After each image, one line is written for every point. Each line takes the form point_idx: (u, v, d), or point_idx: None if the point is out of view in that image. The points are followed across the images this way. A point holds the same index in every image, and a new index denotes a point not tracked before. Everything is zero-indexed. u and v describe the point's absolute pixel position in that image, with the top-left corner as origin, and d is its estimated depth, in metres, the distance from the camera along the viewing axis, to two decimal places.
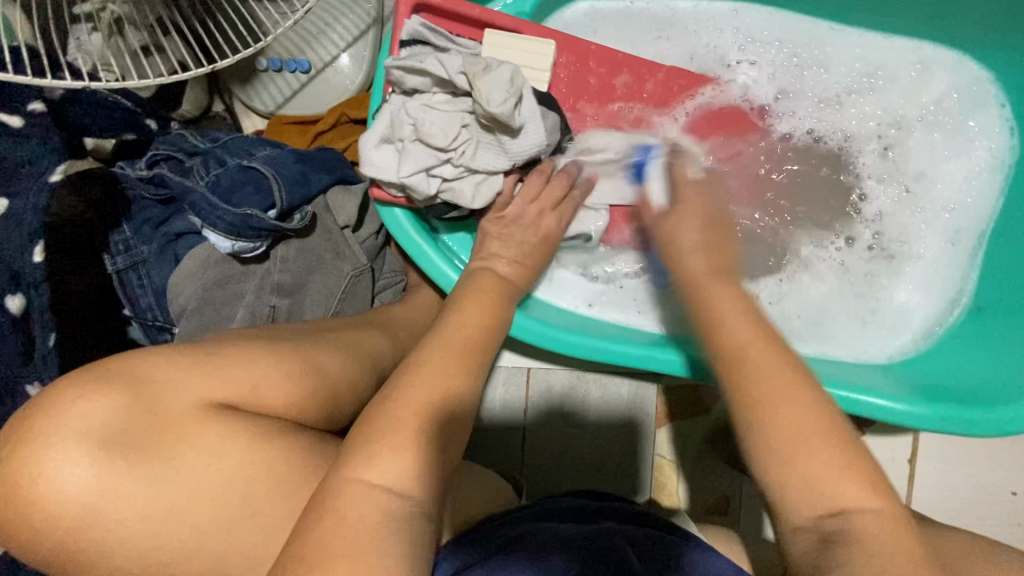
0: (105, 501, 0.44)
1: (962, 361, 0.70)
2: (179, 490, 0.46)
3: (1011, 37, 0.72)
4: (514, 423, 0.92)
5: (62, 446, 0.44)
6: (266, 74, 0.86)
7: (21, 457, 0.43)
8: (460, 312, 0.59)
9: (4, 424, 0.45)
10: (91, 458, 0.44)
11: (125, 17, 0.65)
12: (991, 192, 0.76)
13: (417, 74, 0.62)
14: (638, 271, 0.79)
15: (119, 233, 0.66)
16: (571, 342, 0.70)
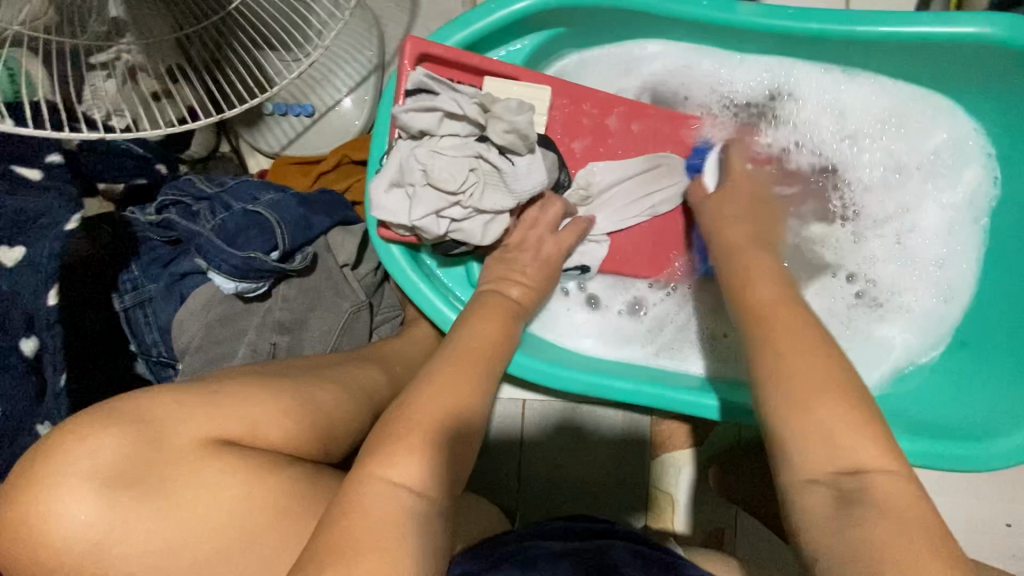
0: (110, 535, 0.46)
1: (953, 398, 0.73)
2: (182, 522, 0.48)
3: (998, 88, 0.72)
4: (510, 450, 0.93)
5: (69, 484, 0.45)
6: (272, 117, 0.90)
7: (33, 493, 0.45)
8: (460, 341, 0.60)
9: (18, 460, 0.47)
10: (96, 496, 0.46)
11: (139, 66, 0.69)
12: (977, 241, 0.78)
13: (426, 112, 0.64)
14: (637, 300, 0.83)
15: (128, 272, 0.70)
16: (564, 377, 0.72)
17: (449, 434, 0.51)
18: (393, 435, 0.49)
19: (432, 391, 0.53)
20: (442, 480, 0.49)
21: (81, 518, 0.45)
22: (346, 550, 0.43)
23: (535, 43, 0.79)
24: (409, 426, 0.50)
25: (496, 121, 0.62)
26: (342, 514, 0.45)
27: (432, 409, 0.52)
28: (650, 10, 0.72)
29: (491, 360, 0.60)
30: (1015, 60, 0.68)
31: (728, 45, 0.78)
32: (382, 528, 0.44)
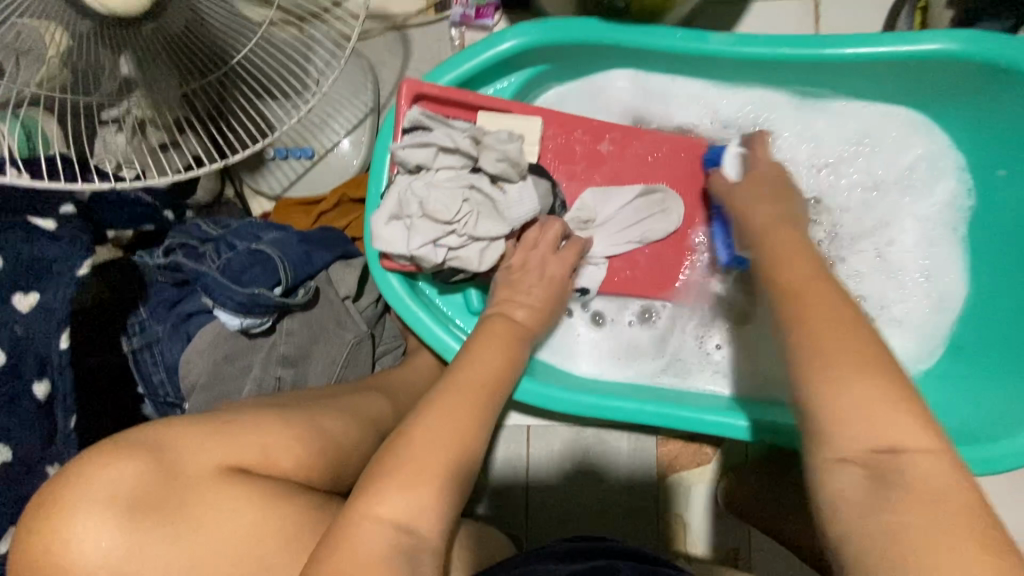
0: (128, 563, 0.47)
1: (956, 401, 0.75)
2: (196, 549, 0.48)
3: (972, 102, 0.75)
4: (520, 474, 0.93)
5: (88, 513, 0.46)
6: (274, 161, 0.94)
7: (51, 524, 0.46)
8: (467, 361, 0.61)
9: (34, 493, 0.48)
10: (114, 526, 0.46)
11: (147, 120, 0.73)
12: (961, 250, 0.81)
13: (421, 148, 0.67)
14: (638, 319, 0.84)
15: (135, 314, 0.72)
16: (577, 403, 0.72)
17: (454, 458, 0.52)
18: (395, 463, 0.50)
19: (435, 413, 0.54)
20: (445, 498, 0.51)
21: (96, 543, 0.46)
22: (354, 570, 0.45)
23: (522, 79, 0.82)
24: (412, 448, 0.51)
25: (488, 150, 0.67)
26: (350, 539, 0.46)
27: (435, 432, 0.53)
28: (628, 44, 0.76)
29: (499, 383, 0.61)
30: (980, 72, 0.71)
31: (706, 74, 0.82)
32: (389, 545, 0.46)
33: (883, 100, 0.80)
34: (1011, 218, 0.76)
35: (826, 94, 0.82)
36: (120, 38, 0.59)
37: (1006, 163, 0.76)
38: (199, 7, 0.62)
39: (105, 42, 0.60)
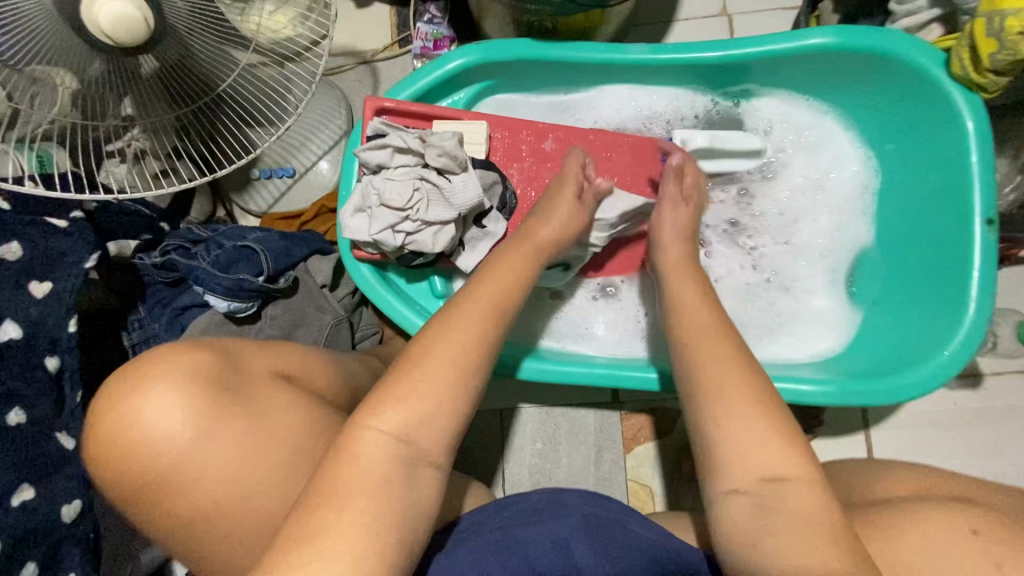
0: (205, 431, 0.54)
1: (874, 344, 0.85)
2: (258, 427, 0.57)
3: (856, 87, 0.87)
4: (491, 431, 1.04)
5: (171, 385, 0.54)
6: (259, 180, 1.05)
7: (138, 396, 0.54)
8: (446, 329, 0.57)
9: (108, 381, 0.56)
10: (192, 396, 0.55)
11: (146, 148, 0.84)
12: (866, 215, 0.92)
13: (380, 149, 0.77)
14: (596, 298, 0.94)
15: (136, 314, 0.82)
16: (574, 375, 0.83)
17: (421, 421, 0.52)
18: (359, 425, 0.51)
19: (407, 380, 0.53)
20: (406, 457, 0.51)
21: (159, 411, 0.53)
22: (315, 526, 0.46)
23: (472, 92, 0.94)
24: (379, 412, 0.51)
25: (431, 148, 0.75)
26: (311, 497, 0.48)
27: (404, 398, 0.52)
28: (560, 58, 0.89)
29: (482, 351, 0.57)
30: (854, 61, 0.83)
31: (632, 81, 0.94)
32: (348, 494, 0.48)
33: (784, 92, 0.92)
34: (899, 184, 0.88)
35: (734, 90, 0.94)
36: (122, 75, 0.71)
37: (891, 138, 0.88)
38: (190, 44, 0.73)
39: (109, 81, 0.71)
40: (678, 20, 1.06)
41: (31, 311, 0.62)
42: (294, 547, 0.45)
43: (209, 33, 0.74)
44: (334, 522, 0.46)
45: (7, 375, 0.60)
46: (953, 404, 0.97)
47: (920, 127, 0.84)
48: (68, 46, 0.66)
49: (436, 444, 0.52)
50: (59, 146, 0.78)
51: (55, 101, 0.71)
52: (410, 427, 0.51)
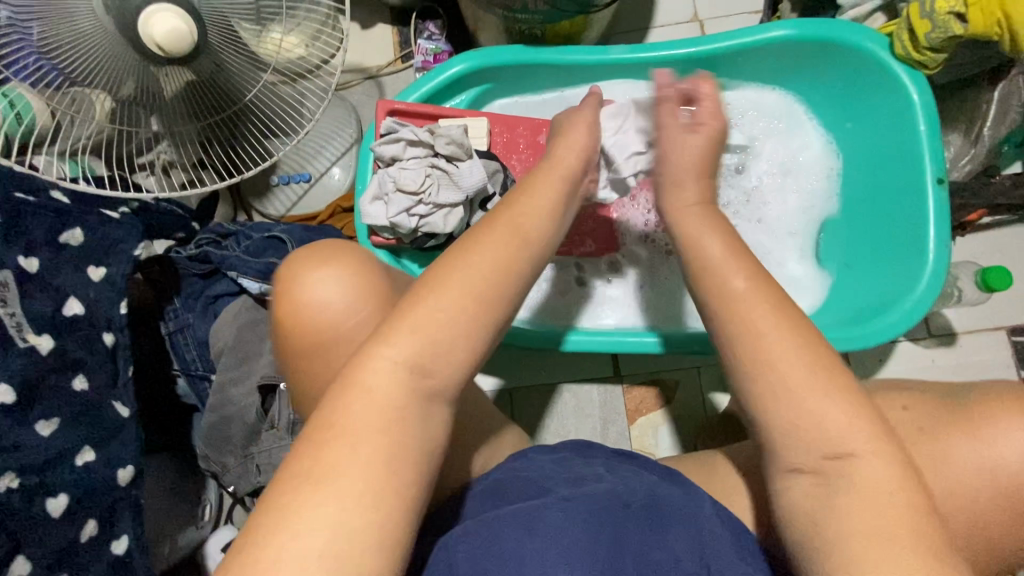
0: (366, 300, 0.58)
1: (853, 299, 0.93)
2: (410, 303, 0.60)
3: (814, 73, 0.98)
4: (512, 408, 1.09)
5: (341, 259, 0.60)
6: (278, 186, 1.14)
7: (313, 265, 0.59)
8: (456, 261, 0.52)
9: (289, 259, 0.62)
10: (356, 271, 0.59)
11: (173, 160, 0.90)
12: (834, 188, 1.01)
13: (393, 143, 0.86)
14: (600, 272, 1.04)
15: (171, 305, 0.90)
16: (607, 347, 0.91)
17: (434, 350, 0.48)
18: (368, 356, 0.48)
19: (418, 310, 0.49)
20: (422, 389, 0.48)
21: (325, 291, 0.58)
22: (327, 462, 0.43)
23: (471, 96, 1.04)
24: (390, 341, 0.48)
25: (439, 137, 0.84)
26: (319, 432, 0.45)
27: (423, 330, 0.48)
28: (549, 60, 0.99)
29: (494, 285, 0.52)
30: (810, 49, 0.94)
31: (616, 79, 1.05)
32: (364, 431, 0.45)
33: (752, 81, 1.02)
34: (860, 158, 0.98)
35: (706, 82, 1.04)
36: (155, 89, 0.78)
37: (849, 117, 0.98)
38: (221, 59, 0.81)
39: (143, 94, 0.79)
40: (653, 27, 1.17)
41: (90, 291, 0.69)
42: (309, 482, 0.43)
43: (236, 50, 0.81)
44: (350, 458, 0.44)
45: (72, 345, 0.66)
46: (941, 358, 1.04)
47: (873, 104, 0.94)
48: (109, 61, 0.74)
49: (453, 378, 0.49)
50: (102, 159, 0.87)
51: (95, 114, 0.79)
52: (423, 356, 0.48)
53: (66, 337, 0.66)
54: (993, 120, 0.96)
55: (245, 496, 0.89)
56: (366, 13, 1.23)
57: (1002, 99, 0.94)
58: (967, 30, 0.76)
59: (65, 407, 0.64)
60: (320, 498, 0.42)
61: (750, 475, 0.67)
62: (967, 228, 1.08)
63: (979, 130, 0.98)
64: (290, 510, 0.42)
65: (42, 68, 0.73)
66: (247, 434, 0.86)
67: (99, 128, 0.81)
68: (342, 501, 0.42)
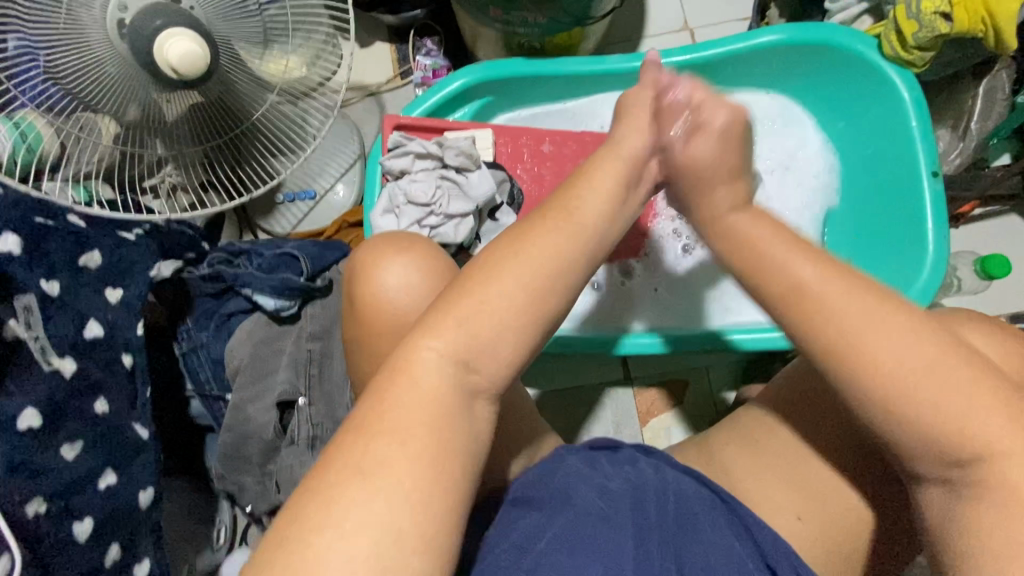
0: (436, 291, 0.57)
1: None
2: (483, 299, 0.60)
3: (805, 75, 1.01)
4: (552, 411, 1.09)
5: (417, 250, 0.59)
6: (283, 204, 1.15)
7: (388, 256, 0.58)
8: (502, 255, 0.52)
9: (365, 249, 0.61)
10: (424, 263, 0.58)
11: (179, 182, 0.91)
12: (831, 185, 1.03)
13: (402, 157, 0.88)
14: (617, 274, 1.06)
15: (184, 325, 0.90)
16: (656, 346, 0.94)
17: (475, 354, 0.49)
18: (414, 347, 0.48)
19: (463, 308, 0.49)
20: (467, 384, 0.48)
21: (402, 278, 0.57)
22: (371, 454, 0.43)
23: (473, 109, 1.06)
24: (435, 333, 0.48)
25: (448, 149, 0.86)
26: (365, 424, 0.45)
27: (461, 327, 0.49)
28: (550, 72, 1.01)
29: (550, 284, 0.53)
30: (799, 53, 0.97)
31: (613, 88, 1.07)
32: (407, 424, 0.45)
33: (746, 85, 1.05)
34: (854, 155, 1.01)
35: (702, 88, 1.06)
36: (160, 112, 0.79)
37: (841, 117, 1.01)
38: (229, 80, 0.83)
39: (148, 118, 0.79)
40: (646, 36, 1.20)
41: (108, 314, 0.69)
42: (354, 475, 0.43)
43: (243, 73, 0.84)
44: (396, 452, 0.44)
45: (94, 368, 0.67)
46: None
47: (862, 103, 0.97)
48: (118, 86, 0.75)
49: (494, 384, 0.50)
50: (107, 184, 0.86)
51: (101, 139, 0.79)
52: (470, 352, 0.49)
53: (88, 360, 0.66)
54: (980, 114, 0.99)
55: (263, 516, 0.89)
56: (364, 32, 1.25)
57: (987, 94, 0.97)
58: (952, 29, 0.80)
59: (89, 430, 0.64)
60: (367, 490, 0.42)
61: (771, 467, 0.68)
62: (960, 220, 1.11)
63: (967, 125, 1.01)
64: (336, 503, 0.41)
65: (50, 94, 0.73)
66: (264, 451, 0.86)
67: (103, 153, 0.81)
68: (381, 497, 0.42)
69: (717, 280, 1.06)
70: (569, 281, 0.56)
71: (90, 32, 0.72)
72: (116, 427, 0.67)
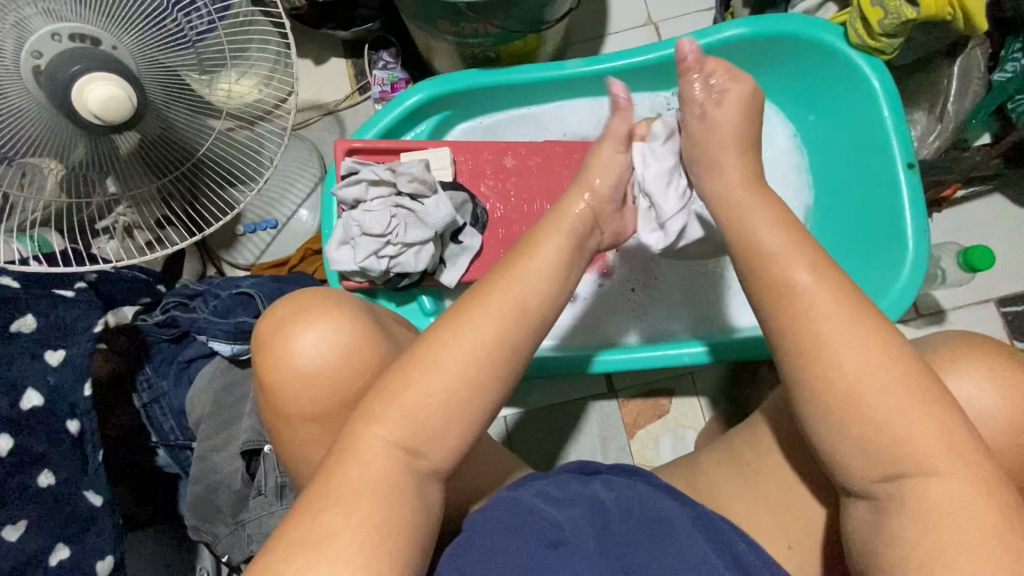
0: (369, 348, 0.56)
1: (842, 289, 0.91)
2: None
3: (777, 67, 0.97)
4: (538, 426, 1.06)
5: (346, 307, 0.58)
6: (244, 236, 1.11)
7: (319, 315, 0.57)
8: (444, 331, 0.51)
9: (291, 310, 0.58)
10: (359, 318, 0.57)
11: (133, 222, 0.83)
12: (805, 179, 1.00)
13: (354, 185, 0.83)
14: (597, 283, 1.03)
15: (143, 373, 0.87)
16: (630, 361, 0.91)
17: (430, 426, 0.48)
18: (369, 423, 0.48)
19: (408, 395, 0.49)
20: (418, 464, 0.48)
21: (328, 338, 0.55)
22: (319, 532, 0.43)
23: (432, 124, 1.02)
24: (382, 417, 0.48)
25: (400, 176, 0.82)
26: (316, 499, 0.45)
27: (412, 398, 0.49)
28: (510, 81, 0.97)
29: (496, 333, 0.52)
30: (768, 44, 0.93)
31: (577, 92, 1.03)
32: (350, 503, 0.45)
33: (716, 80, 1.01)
34: (828, 149, 0.97)
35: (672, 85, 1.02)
36: (107, 150, 0.72)
37: (813, 109, 0.98)
38: (168, 116, 0.74)
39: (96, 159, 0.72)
40: (609, 34, 1.15)
41: (49, 379, 0.66)
42: (299, 549, 0.42)
43: (183, 104, 0.75)
44: (341, 526, 0.43)
45: (35, 442, 0.63)
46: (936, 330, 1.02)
47: (837, 93, 0.93)
48: (52, 131, 0.68)
49: (446, 443, 0.49)
50: (55, 231, 0.79)
51: (43, 186, 0.72)
52: (420, 433, 0.48)
53: (28, 434, 0.63)
54: (956, 95, 0.95)
55: (242, 564, 0.83)
56: (319, 49, 1.21)
57: (961, 74, 0.94)
58: (919, 14, 0.76)
59: (33, 507, 0.61)
60: (310, 565, 0.41)
61: (756, 493, 0.65)
62: (944, 204, 1.07)
63: (944, 106, 0.97)
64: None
65: None
66: (234, 501, 0.83)
67: (48, 201, 0.74)
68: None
69: (698, 282, 1.03)
70: (519, 323, 0.53)
71: (6, 81, 0.65)
72: (64, 497, 0.64)
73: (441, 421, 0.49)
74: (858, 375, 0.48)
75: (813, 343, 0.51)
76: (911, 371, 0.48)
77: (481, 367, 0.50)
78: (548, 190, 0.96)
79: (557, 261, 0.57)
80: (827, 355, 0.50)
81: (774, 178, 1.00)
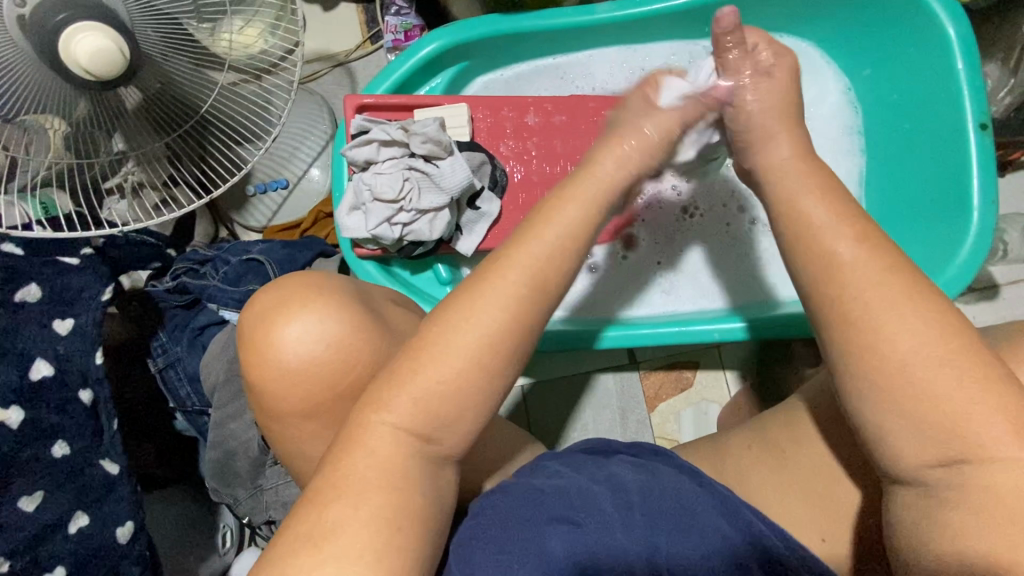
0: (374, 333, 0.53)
1: None
2: None
3: (833, 11, 0.86)
4: (552, 397, 1.02)
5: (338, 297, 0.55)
6: (255, 197, 1.07)
7: (313, 302, 0.53)
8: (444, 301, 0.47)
9: (286, 295, 0.54)
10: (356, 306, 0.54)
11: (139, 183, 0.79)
12: (856, 140, 0.91)
13: (365, 146, 0.78)
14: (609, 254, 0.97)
15: (157, 338, 0.85)
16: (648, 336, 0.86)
17: (443, 415, 0.45)
18: (379, 413, 0.45)
19: (420, 381, 0.45)
20: (439, 454, 0.45)
21: (321, 327, 0.52)
22: (330, 525, 0.41)
23: (448, 77, 0.94)
24: (398, 402, 0.45)
25: (413, 136, 0.76)
26: (325, 491, 0.42)
27: (427, 385, 0.45)
28: (533, 29, 0.88)
29: (518, 317, 0.47)
30: None
31: (606, 41, 0.94)
32: (377, 484, 0.42)
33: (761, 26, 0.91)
34: (884, 106, 0.88)
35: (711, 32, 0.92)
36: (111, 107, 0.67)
37: (869, 62, 0.88)
38: (167, 70, 0.68)
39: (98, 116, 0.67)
40: None
41: (59, 348, 0.65)
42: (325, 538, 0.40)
43: (184, 57, 0.69)
44: (353, 518, 0.41)
45: (46, 411, 0.62)
46: (995, 306, 0.95)
47: (901, 41, 0.83)
48: (49, 86, 0.63)
49: (461, 432, 0.46)
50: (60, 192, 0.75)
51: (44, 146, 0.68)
52: (436, 421, 0.45)
53: (37, 403, 0.62)
54: None
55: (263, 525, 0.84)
56: None
57: None
58: None
59: (49, 478, 0.61)
60: (329, 555, 0.39)
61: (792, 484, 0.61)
62: (1009, 168, 0.97)
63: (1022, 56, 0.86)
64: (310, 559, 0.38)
65: None
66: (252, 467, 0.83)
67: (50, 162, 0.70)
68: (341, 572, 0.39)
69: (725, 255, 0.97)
70: (541, 307, 0.49)
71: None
72: (80, 466, 0.64)
73: (457, 409, 0.46)
74: (926, 372, 0.43)
75: (869, 332, 0.45)
76: (974, 376, 0.43)
77: (499, 354, 0.47)
78: (572, 150, 0.89)
79: (585, 237, 0.52)
80: (893, 348, 0.44)
81: (822, 137, 0.91)
